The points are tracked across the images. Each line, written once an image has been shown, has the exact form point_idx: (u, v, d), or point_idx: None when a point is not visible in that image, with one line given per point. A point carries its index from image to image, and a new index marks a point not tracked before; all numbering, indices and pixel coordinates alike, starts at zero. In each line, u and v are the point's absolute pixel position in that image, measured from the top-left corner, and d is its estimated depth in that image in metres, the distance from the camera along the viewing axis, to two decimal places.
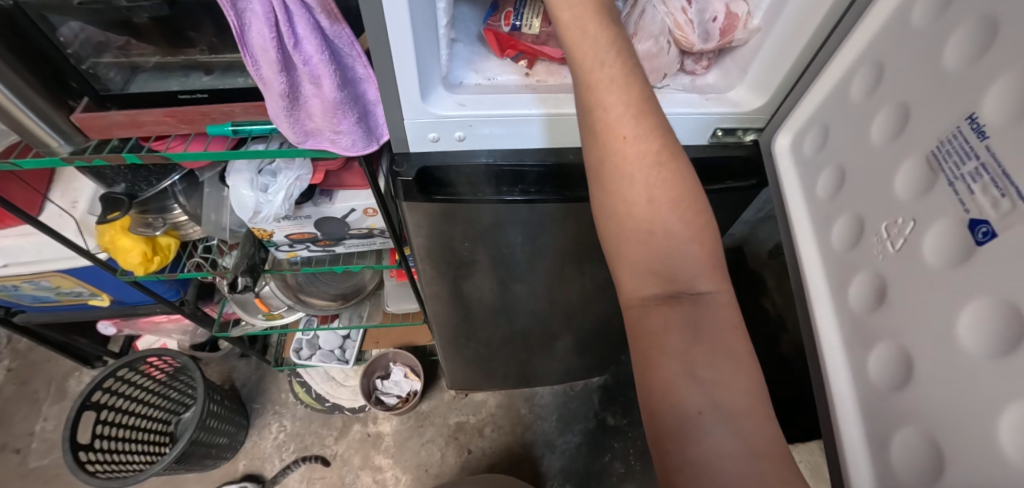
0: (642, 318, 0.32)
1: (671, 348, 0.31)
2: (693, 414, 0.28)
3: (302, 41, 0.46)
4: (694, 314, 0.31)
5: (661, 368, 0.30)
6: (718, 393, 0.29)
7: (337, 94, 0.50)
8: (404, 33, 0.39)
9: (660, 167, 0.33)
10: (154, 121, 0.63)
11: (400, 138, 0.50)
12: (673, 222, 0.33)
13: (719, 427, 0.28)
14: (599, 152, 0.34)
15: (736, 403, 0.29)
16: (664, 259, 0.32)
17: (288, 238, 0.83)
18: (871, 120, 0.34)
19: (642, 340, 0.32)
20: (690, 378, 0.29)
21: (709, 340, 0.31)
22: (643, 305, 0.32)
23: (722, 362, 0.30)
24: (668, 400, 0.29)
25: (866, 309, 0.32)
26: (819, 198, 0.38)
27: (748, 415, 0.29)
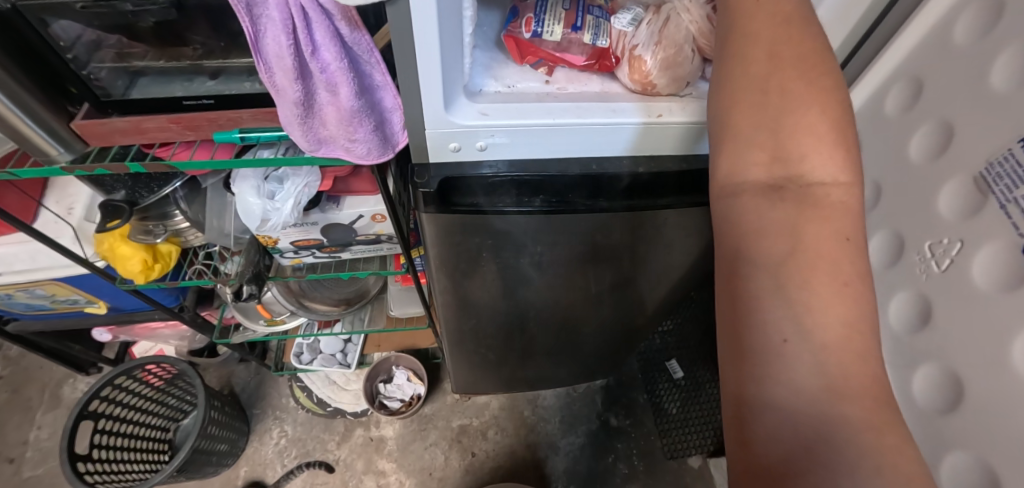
0: (744, 208, 0.31)
1: (761, 258, 0.29)
2: (778, 341, 0.27)
3: (320, 47, 0.45)
4: (799, 211, 0.29)
5: (747, 285, 0.28)
6: (811, 321, 0.27)
7: (355, 102, 0.49)
8: (430, 43, 0.38)
9: (788, 26, 0.34)
10: (157, 127, 0.61)
11: (419, 148, 0.48)
12: (794, 83, 0.32)
13: (803, 358, 0.26)
14: (736, 28, 0.36)
15: (830, 334, 0.26)
16: (777, 126, 0.31)
17: (293, 245, 0.82)
18: (913, 139, 0.36)
19: (730, 254, 0.30)
20: (778, 297, 0.27)
21: (811, 257, 0.28)
22: (738, 189, 0.31)
23: (823, 285, 0.27)
24: (750, 324, 0.28)
25: (912, 329, 0.34)
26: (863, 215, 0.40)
27: (842, 346, 0.26)
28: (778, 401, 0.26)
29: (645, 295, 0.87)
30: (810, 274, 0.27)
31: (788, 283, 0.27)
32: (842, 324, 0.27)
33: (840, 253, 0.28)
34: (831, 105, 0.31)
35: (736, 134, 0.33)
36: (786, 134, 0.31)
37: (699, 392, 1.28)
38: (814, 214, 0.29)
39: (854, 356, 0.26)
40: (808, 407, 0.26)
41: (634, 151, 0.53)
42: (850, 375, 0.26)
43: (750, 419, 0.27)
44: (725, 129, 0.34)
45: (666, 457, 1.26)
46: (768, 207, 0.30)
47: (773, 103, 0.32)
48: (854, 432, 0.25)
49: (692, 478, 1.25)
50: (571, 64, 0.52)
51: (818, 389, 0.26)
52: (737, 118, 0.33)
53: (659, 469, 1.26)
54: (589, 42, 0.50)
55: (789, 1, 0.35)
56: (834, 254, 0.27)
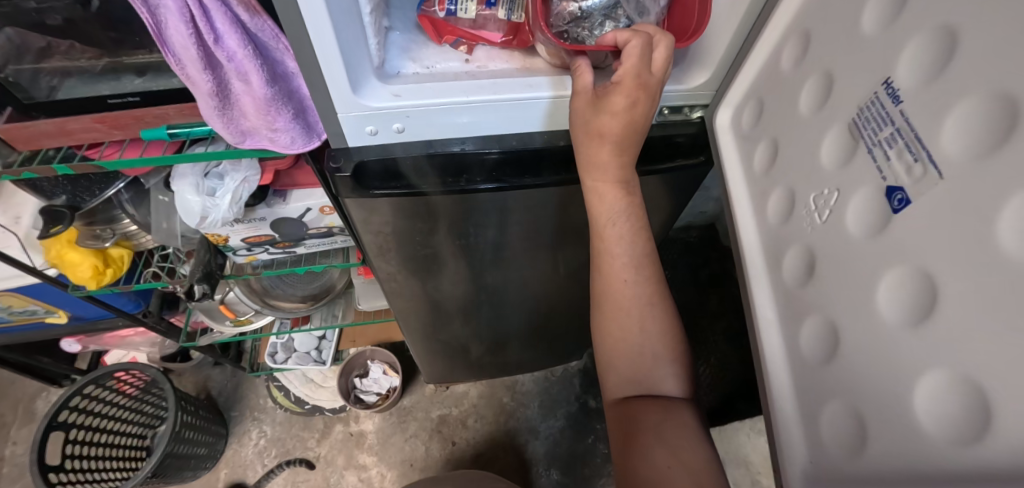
0: (627, 407, 0.46)
1: (649, 422, 0.43)
2: (664, 467, 0.40)
3: (222, 35, 0.43)
4: (664, 407, 0.45)
5: (642, 440, 0.42)
6: (681, 456, 0.41)
7: (267, 90, 0.48)
8: (323, 27, 0.37)
9: (649, 307, 0.46)
10: (84, 128, 0.60)
11: (336, 133, 0.48)
12: (657, 348, 0.46)
13: (684, 478, 0.39)
14: (607, 294, 0.46)
15: (695, 462, 0.41)
16: (645, 378, 0.46)
17: (245, 242, 0.81)
18: (800, 90, 0.34)
19: (625, 419, 0.45)
20: (662, 444, 0.41)
21: (671, 424, 0.43)
22: (624, 400, 0.46)
23: (682, 432, 0.43)
24: (645, 462, 0.41)
25: (797, 282, 0.31)
26: (755, 173, 0.38)
27: (701, 470, 0.40)
28: None
29: None
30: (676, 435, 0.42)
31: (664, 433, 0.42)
32: (699, 457, 0.41)
33: (686, 420, 0.44)
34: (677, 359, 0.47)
35: (608, 368, 0.48)
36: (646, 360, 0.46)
37: None
38: (669, 403, 0.45)
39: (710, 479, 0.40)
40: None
41: (556, 126, 0.52)
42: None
43: None
44: (604, 363, 0.48)
45: None
46: (644, 407, 0.45)
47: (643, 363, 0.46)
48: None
49: None
50: (490, 42, 0.51)
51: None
52: (613, 362, 0.47)
53: None
54: (504, 17, 0.50)
55: (654, 284, 0.47)
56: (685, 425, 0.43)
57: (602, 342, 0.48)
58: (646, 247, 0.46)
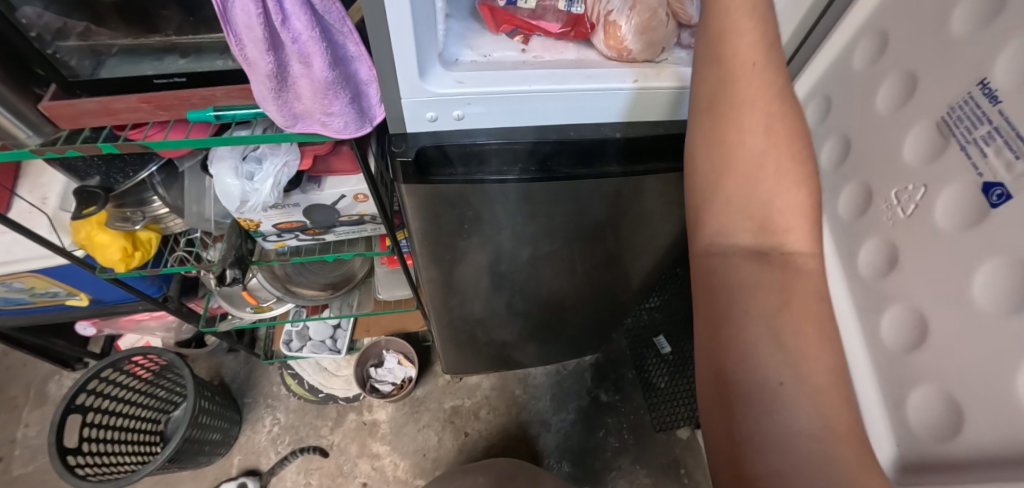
0: (728, 274, 0.33)
1: (756, 309, 0.31)
2: (773, 383, 0.29)
3: (290, 16, 0.44)
4: (783, 282, 0.32)
5: (740, 329, 0.31)
6: (802, 368, 0.29)
7: (328, 73, 0.48)
8: (402, 11, 0.37)
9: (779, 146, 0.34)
10: (128, 108, 0.59)
11: (397, 118, 0.48)
12: (785, 200, 0.34)
13: (798, 401, 0.28)
14: (724, 127, 0.35)
15: (821, 380, 0.28)
16: (766, 235, 0.34)
17: (275, 228, 0.81)
18: (877, 89, 0.35)
19: (718, 293, 0.33)
20: (776, 345, 0.29)
21: (796, 312, 0.31)
22: (724, 255, 0.34)
23: (808, 331, 0.30)
24: (745, 364, 0.30)
25: (877, 276, 0.33)
26: (825, 169, 0.39)
27: (832, 388, 0.28)
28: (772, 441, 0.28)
29: (629, 270, 0.87)
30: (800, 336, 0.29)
31: (781, 335, 0.29)
32: (829, 372, 0.29)
33: (819, 307, 0.31)
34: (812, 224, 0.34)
35: (710, 219, 0.36)
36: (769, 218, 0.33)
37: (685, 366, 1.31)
38: (796, 281, 0.31)
39: (841, 402, 0.28)
40: (800, 447, 0.27)
41: (623, 118, 0.53)
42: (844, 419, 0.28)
43: (745, 456, 0.28)
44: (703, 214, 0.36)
45: (655, 430, 1.29)
46: (753, 273, 0.32)
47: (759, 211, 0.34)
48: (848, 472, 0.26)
49: (681, 449, 1.28)
50: (547, 32, 0.52)
51: (813, 431, 0.27)
52: (717, 213, 0.35)
53: (649, 441, 1.29)
54: (563, 9, 0.51)
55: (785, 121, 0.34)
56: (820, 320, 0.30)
57: (712, 189, 0.36)
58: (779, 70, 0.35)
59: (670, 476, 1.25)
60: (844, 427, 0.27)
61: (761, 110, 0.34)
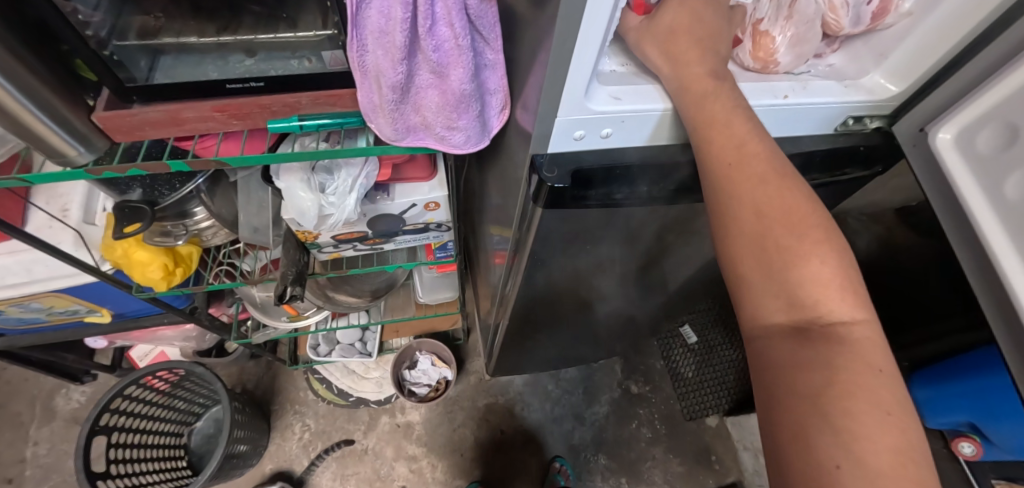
0: (774, 347, 0.37)
1: (809, 386, 0.34)
2: (831, 469, 0.31)
3: (437, 21, 0.38)
4: (832, 353, 0.35)
5: (796, 413, 0.34)
6: (861, 452, 0.31)
7: (467, 85, 0.42)
8: (596, 25, 0.33)
9: (763, 186, 0.39)
10: (198, 117, 0.53)
11: (543, 137, 0.43)
12: (785, 239, 0.38)
13: None
14: (721, 189, 0.41)
15: (880, 460, 0.31)
16: (794, 289, 0.37)
17: (334, 239, 0.76)
18: None
19: (778, 374, 0.36)
20: (829, 428, 0.32)
21: (848, 384, 0.34)
22: (766, 334, 0.37)
23: (866, 416, 0.32)
24: (811, 452, 0.32)
25: None
26: (1011, 201, 0.39)
27: (895, 473, 0.31)
28: None
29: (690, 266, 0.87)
30: (849, 409, 0.32)
31: (832, 417, 0.32)
32: (892, 451, 0.31)
33: (870, 369, 0.34)
34: (827, 262, 0.38)
35: (746, 290, 0.39)
36: (792, 268, 0.37)
37: (712, 355, 1.34)
38: (842, 349, 0.35)
39: (905, 483, 0.30)
40: None
41: (657, 142, 0.48)
42: None
43: None
44: (740, 286, 0.40)
45: (687, 419, 1.31)
46: (798, 347, 0.36)
47: (772, 261, 0.38)
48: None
49: (711, 436, 1.31)
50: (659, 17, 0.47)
51: None
52: (745, 282, 0.39)
53: (680, 430, 1.31)
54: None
55: (769, 166, 0.40)
56: (868, 386, 0.33)
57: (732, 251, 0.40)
58: (751, 124, 0.41)
59: (702, 464, 1.28)
60: None
61: (738, 162, 0.40)
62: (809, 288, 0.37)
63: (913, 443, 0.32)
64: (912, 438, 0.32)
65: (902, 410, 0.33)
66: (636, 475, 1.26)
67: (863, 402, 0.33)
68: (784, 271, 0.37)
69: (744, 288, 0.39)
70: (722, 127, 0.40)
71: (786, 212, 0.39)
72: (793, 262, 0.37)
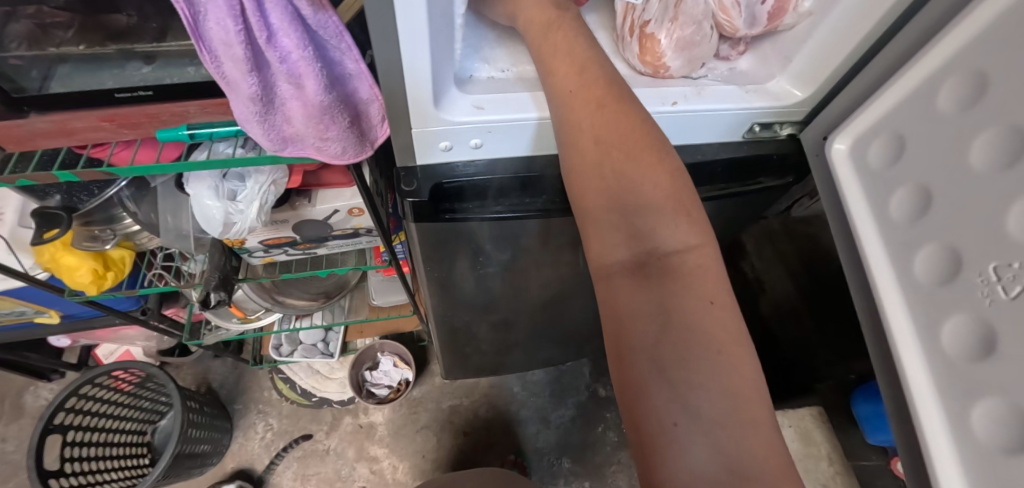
0: (615, 287, 0.34)
1: (645, 330, 0.31)
2: (668, 426, 0.29)
3: (277, 32, 0.37)
4: (666, 290, 0.32)
5: (632, 363, 0.31)
6: (693, 401, 0.29)
7: (324, 97, 0.41)
8: (418, 32, 0.31)
9: (601, 108, 0.36)
10: (87, 127, 0.51)
11: (405, 147, 0.42)
12: (622, 165, 0.35)
13: (693, 441, 0.28)
14: (563, 117, 0.38)
15: (710, 406, 0.29)
16: (630, 219, 0.34)
17: (262, 244, 0.75)
18: (967, 140, 0.30)
19: (619, 320, 0.33)
20: (663, 380, 0.29)
21: (682, 323, 0.31)
22: (610, 273, 0.34)
23: (699, 359, 0.30)
24: (646, 406, 0.30)
25: (968, 360, 0.29)
26: (896, 222, 0.35)
27: (725, 418, 0.29)
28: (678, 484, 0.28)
29: None
30: (682, 353, 0.30)
31: (664, 365, 0.30)
32: (722, 393, 0.29)
33: (707, 300, 0.32)
34: (662, 184, 0.35)
35: (589, 227, 0.36)
36: (627, 193, 0.34)
37: None
38: (678, 281, 0.32)
39: (737, 427, 0.29)
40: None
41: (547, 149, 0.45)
42: (743, 446, 0.28)
43: None
44: (586, 222, 0.36)
45: None
46: (637, 287, 0.33)
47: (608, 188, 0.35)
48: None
49: None
50: None
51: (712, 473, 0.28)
52: (589, 219, 0.36)
53: None
54: None
55: (605, 85, 0.37)
56: (700, 323, 0.31)
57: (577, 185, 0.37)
58: (589, 47, 0.38)
59: None
60: (745, 460, 0.28)
61: (577, 87, 0.37)
62: (645, 215, 0.34)
63: (745, 378, 0.30)
64: (744, 373, 0.30)
65: (737, 344, 0.31)
66: (601, 479, 1.23)
67: (698, 341, 0.30)
68: (621, 200, 0.34)
69: (588, 225, 0.36)
70: (561, 55, 0.38)
71: (622, 131, 0.35)
72: (627, 187, 0.34)
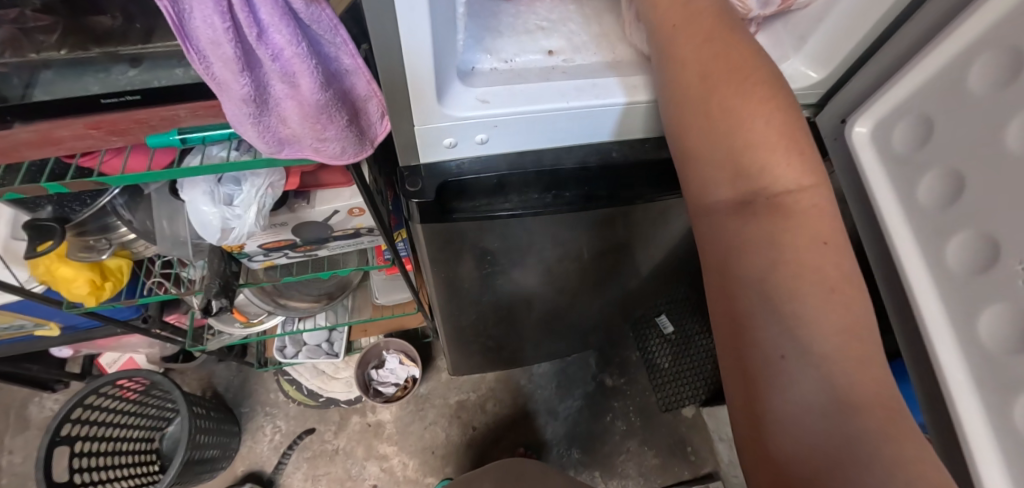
0: (723, 228, 0.36)
1: (754, 269, 0.34)
2: (776, 359, 0.32)
3: (267, 28, 0.35)
4: (778, 226, 0.33)
5: (744, 302, 0.34)
6: (804, 335, 0.32)
7: (319, 95, 0.40)
8: (420, 19, 0.29)
9: (708, 41, 0.36)
10: (73, 136, 0.48)
11: (407, 144, 0.40)
12: (733, 98, 0.35)
13: (801, 371, 0.31)
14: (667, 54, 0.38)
15: (821, 340, 0.31)
16: (737, 151, 0.35)
17: (262, 248, 0.73)
18: (1005, 117, 0.29)
19: (725, 259, 0.36)
20: (775, 317, 0.32)
21: (793, 264, 0.33)
22: (714, 212, 0.36)
23: (810, 298, 0.32)
24: (758, 342, 0.33)
25: (1008, 351, 0.28)
26: (925, 206, 0.33)
27: (837, 355, 0.31)
28: (788, 411, 0.31)
29: (639, 262, 0.83)
30: (796, 291, 0.32)
31: (775, 304, 0.32)
32: (832, 326, 0.32)
33: (820, 239, 0.33)
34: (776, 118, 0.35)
35: (692, 164, 0.37)
36: (739, 126, 0.34)
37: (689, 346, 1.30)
38: (791, 221, 0.33)
39: (849, 360, 0.31)
40: (812, 418, 0.31)
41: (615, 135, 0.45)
42: (852, 375, 0.31)
43: (770, 432, 0.32)
44: (689, 160, 0.38)
45: (662, 411, 1.28)
46: (744, 223, 0.34)
47: (713, 121, 0.35)
48: (876, 434, 0.29)
49: (686, 427, 1.28)
50: None
51: (821, 401, 0.31)
52: (694, 156, 0.37)
53: (655, 423, 1.28)
54: None
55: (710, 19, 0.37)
56: (813, 262, 0.32)
57: (680, 120, 0.37)
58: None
59: (677, 456, 1.25)
60: (855, 390, 0.31)
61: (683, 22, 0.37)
62: (759, 150, 0.34)
63: (858, 313, 0.32)
64: (855, 310, 0.32)
65: (847, 282, 0.33)
66: (609, 468, 1.24)
67: (810, 278, 0.32)
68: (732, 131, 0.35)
69: (691, 166, 0.38)
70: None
71: (734, 64, 0.35)
72: (739, 121, 0.34)
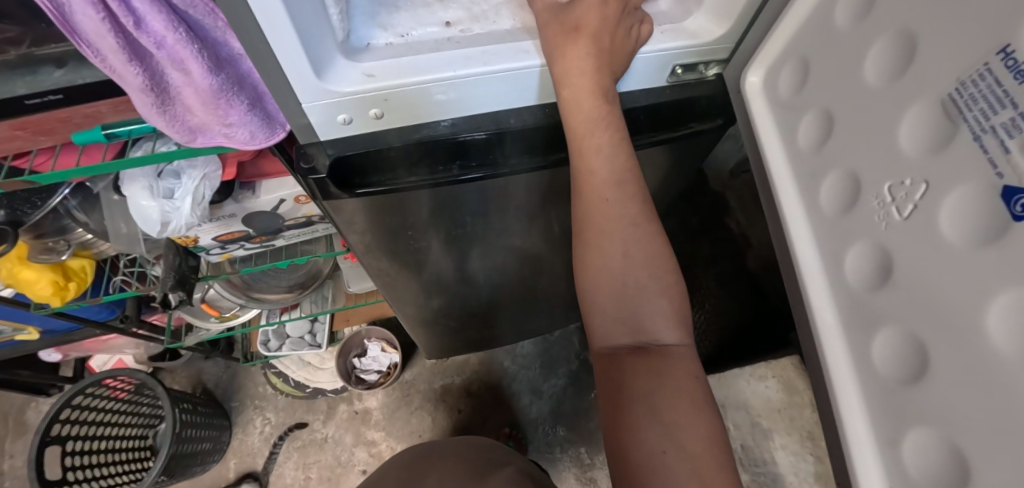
0: (617, 359, 0.41)
1: (641, 382, 0.38)
2: (657, 452, 0.36)
3: (144, 16, 0.35)
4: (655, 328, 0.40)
5: (632, 408, 0.38)
6: (679, 437, 0.36)
7: (212, 80, 0.40)
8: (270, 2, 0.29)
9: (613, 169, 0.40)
10: (0, 138, 0.48)
11: (305, 126, 0.41)
12: (629, 221, 0.41)
13: (679, 465, 0.35)
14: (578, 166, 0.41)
15: (691, 439, 0.36)
16: (627, 271, 0.40)
17: (217, 241, 0.75)
18: (865, 51, 0.28)
19: (617, 378, 0.40)
20: (656, 421, 0.37)
21: (672, 380, 0.38)
22: (615, 326, 0.41)
23: (680, 404, 0.37)
24: (639, 444, 0.36)
25: (868, 287, 0.27)
26: (803, 150, 0.33)
27: (701, 446, 0.36)
28: None
29: None
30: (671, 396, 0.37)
31: (660, 409, 0.37)
32: (700, 431, 0.36)
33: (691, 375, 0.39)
34: (654, 253, 0.41)
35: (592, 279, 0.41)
36: (629, 252, 0.40)
37: None
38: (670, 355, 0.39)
39: (712, 458, 0.36)
40: None
41: (489, 111, 0.45)
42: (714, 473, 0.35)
43: None
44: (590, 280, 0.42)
45: None
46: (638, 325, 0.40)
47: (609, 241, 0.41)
48: None
49: None
50: None
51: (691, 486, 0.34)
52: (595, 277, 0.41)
53: None
54: None
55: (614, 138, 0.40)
56: (681, 379, 0.38)
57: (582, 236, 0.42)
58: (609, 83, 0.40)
59: None
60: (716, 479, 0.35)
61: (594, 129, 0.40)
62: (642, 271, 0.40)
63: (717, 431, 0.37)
64: (716, 431, 0.37)
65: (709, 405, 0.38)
66: (596, 444, 1.24)
67: (683, 396, 0.38)
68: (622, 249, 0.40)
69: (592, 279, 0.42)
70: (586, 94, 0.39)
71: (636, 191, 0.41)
72: (630, 249, 0.40)
